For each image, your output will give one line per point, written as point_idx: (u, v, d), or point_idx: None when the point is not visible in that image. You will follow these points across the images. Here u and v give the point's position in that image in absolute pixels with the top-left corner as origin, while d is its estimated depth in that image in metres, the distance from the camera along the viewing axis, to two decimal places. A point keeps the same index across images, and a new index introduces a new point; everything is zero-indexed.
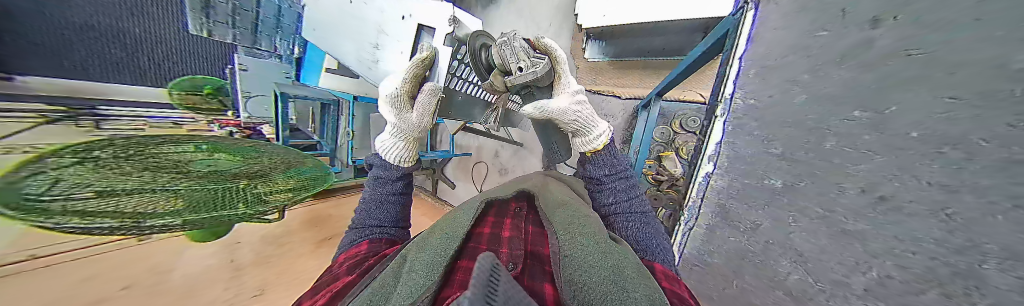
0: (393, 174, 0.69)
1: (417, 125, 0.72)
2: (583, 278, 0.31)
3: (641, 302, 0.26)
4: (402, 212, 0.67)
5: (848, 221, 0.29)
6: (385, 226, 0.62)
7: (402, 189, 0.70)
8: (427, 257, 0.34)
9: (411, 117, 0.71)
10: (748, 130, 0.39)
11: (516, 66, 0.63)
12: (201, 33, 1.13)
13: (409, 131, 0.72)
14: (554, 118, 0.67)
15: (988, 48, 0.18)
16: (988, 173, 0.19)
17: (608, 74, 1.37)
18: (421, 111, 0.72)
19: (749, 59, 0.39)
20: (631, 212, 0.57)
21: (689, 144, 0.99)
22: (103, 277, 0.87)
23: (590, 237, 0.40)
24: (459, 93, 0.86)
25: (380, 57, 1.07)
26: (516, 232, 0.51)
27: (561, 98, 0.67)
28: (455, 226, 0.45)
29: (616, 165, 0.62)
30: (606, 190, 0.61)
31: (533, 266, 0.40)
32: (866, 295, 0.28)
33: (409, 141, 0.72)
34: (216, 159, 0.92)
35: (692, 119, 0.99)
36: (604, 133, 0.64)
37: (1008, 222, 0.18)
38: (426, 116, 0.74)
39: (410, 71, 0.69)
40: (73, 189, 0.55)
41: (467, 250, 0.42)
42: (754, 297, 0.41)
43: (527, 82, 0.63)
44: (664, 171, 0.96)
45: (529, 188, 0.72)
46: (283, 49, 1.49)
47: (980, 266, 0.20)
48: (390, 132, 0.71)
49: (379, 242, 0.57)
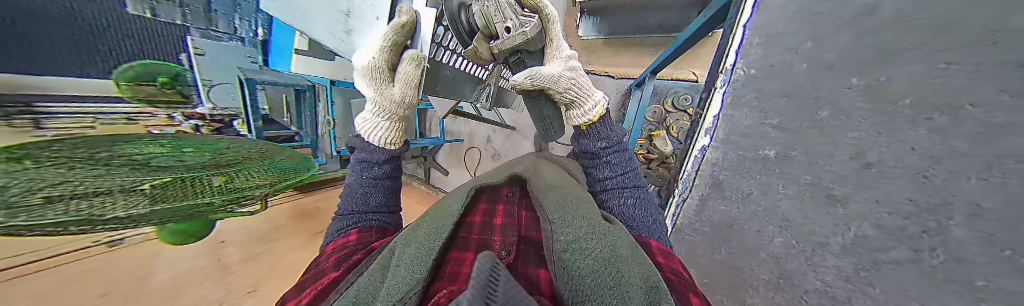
0: (379, 162, 0.66)
1: (400, 100, 0.68)
2: (576, 264, 0.32)
3: (635, 281, 0.28)
4: (389, 197, 0.65)
5: (834, 186, 0.30)
6: (375, 213, 0.61)
7: (390, 175, 0.67)
8: (413, 249, 0.34)
9: (394, 92, 0.68)
10: (746, 101, 0.38)
11: (502, 26, 0.56)
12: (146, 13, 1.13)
13: (394, 108, 0.68)
14: (550, 86, 0.64)
15: (989, 12, 0.18)
16: (965, 137, 0.20)
17: (602, 53, 1.34)
18: (403, 86, 0.67)
19: (754, 25, 0.35)
20: (625, 188, 0.58)
21: (680, 122, 1.00)
22: (75, 285, 0.82)
23: (581, 217, 0.41)
24: (449, 66, 0.78)
25: (353, 27, 0.93)
26: (508, 219, 0.52)
27: (552, 64, 0.65)
28: (445, 216, 0.44)
29: (613, 137, 0.63)
30: (602, 165, 0.61)
31: (525, 252, 0.43)
32: (843, 253, 0.31)
33: (395, 119, 0.69)
34: (182, 154, 0.85)
35: (683, 98, 1.00)
36: (598, 104, 0.63)
37: (981, 183, 0.20)
38: (410, 90, 0.68)
39: (387, 39, 0.64)
40: (16, 192, 0.49)
41: (457, 245, 0.42)
42: (740, 260, 0.44)
43: (515, 45, 0.58)
44: (653, 150, 0.99)
45: (522, 172, 0.71)
46: (243, 34, 1.38)
47: (948, 223, 0.22)
48: (375, 109, 0.67)
49: (370, 229, 0.57)
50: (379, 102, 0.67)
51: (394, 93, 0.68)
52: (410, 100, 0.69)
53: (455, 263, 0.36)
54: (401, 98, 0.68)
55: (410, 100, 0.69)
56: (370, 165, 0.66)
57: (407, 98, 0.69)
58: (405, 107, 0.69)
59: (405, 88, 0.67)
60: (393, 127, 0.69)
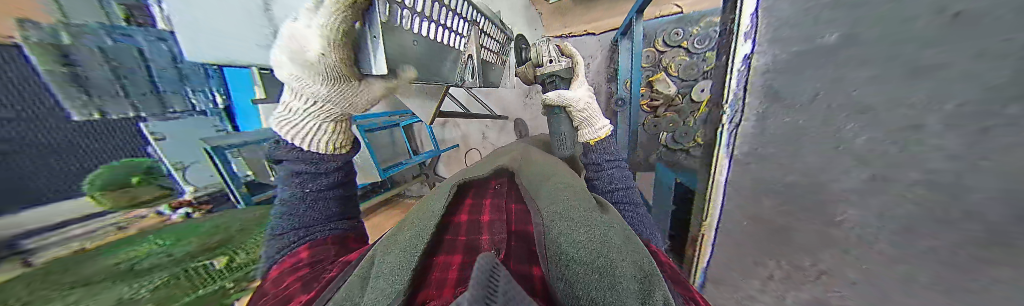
0: (320, 174, 0.58)
1: (356, 99, 0.53)
2: (571, 254, 0.29)
3: (627, 271, 0.26)
4: (336, 206, 0.61)
5: None
6: (329, 224, 0.58)
7: (338, 183, 0.61)
8: (394, 256, 0.29)
9: (354, 91, 0.51)
10: None
11: (548, 59, 0.84)
12: (87, 114, 0.89)
13: (348, 103, 0.53)
14: (572, 105, 0.84)
15: None
16: None
17: (576, 12, 1.26)
18: (366, 84, 0.51)
19: None
20: (629, 200, 0.63)
21: (677, 59, 0.96)
22: None
23: (575, 207, 0.39)
24: (408, 34, 0.48)
25: None
26: (495, 215, 0.46)
27: (578, 88, 0.88)
28: (422, 222, 0.36)
29: (614, 154, 0.78)
30: (605, 179, 0.71)
31: (517, 248, 0.36)
32: None
33: (346, 112, 0.55)
34: (177, 248, 1.20)
35: (674, 33, 0.94)
36: (603, 127, 0.82)
37: None
38: (371, 96, 0.54)
39: (333, 29, 0.41)
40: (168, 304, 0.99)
41: (440, 248, 0.35)
42: None
43: (552, 71, 0.84)
44: (657, 95, 0.96)
45: (508, 163, 0.67)
46: (199, 106, 1.17)
47: None
48: (319, 98, 0.50)
49: (328, 240, 0.55)
50: (329, 95, 0.50)
51: (352, 92, 0.51)
52: (366, 97, 0.54)
53: (439, 265, 0.31)
54: (360, 97, 0.53)
55: (368, 98, 0.54)
56: (308, 178, 0.57)
57: (368, 93, 0.53)
58: (361, 104, 0.55)
59: (367, 86, 0.52)
60: (343, 117, 0.56)
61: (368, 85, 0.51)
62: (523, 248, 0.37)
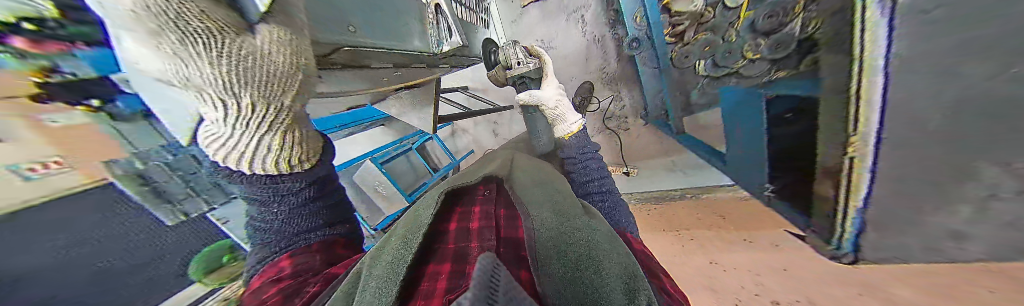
0: (286, 178, 0.27)
1: (279, 82, 0.24)
2: (550, 265, 0.23)
3: (613, 271, 0.22)
4: (331, 212, 0.33)
5: None
6: (318, 232, 0.31)
7: (332, 184, 0.32)
8: (381, 270, 0.24)
9: (260, 66, 0.21)
10: None
11: (517, 61, 0.69)
12: (177, 219, 0.54)
13: (268, 98, 0.23)
14: (542, 105, 0.69)
15: None
16: None
17: None
18: (264, 41, 0.21)
19: None
20: (603, 191, 0.55)
21: None
22: None
23: (566, 215, 0.34)
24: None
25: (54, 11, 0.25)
26: (484, 220, 0.35)
27: (547, 86, 0.71)
28: (408, 232, 0.32)
29: (590, 147, 0.68)
30: (581, 170, 0.60)
31: (506, 251, 0.27)
32: None
33: (285, 116, 0.25)
34: None
35: None
36: (575, 122, 0.73)
37: None
38: (288, 60, 0.23)
39: None
40: None
41: (432, 252, 0.29)
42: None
43: (518, 72, 0.69)
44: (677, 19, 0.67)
45: (497, 171, 0.53)
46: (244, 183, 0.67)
47: None
48: (220, 118, 0.22)
49: (317, 248, 0.29)
50: (225, 100, 0.21)
51: (255, 68, 0.21)
52: (294, 72, 0.24)
53: (425, 276, 0.23)
54: (279, 75, 0.23)
55: (294, 70, 0.24)
56: (259, 182, 0.26)
57: (281, 58, 0.23)
58: (291, 86, 0.25)
59: (273, 42, 0.22)
60: (285, 135, 0.26)
61: (275, 43, 0.22)
62: (513, 252, 0.26)
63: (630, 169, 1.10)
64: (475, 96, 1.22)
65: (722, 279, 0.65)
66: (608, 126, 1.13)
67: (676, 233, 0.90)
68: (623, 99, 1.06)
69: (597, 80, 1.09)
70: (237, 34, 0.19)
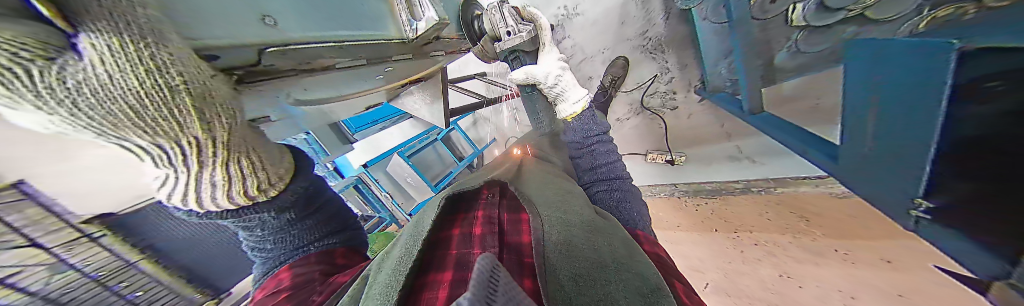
0: (253, 212, 0.24)
1: (176, 117, 0.13)
2: (562, 269, 0.24)
3: (626, 276, 0.23)
4: (324, 226, 0.32)
5: None
6: (315, 244, 0.31)
7: (319, 201, 0.30)
8: (386, 275, 0.23)
9: (119, 101, 0.11)
10: None
11: (506, 30, 0.61)
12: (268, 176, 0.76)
13: (175, 137, 0.14)
14: (540, 83, 0.67)
15: None
16: None
17: None
18: (112, 59, 0.10)
19: None
20: (612, 178, 0.53)
21: None
22: None
23: (577, 218, 0.34)
24: None
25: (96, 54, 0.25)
26: (488, 225, 0.33)
27: (545, 59, 0.69)
28: (409, 239, 0.30)
29: (597, 128, 0.63)
30: (585, 155, 0.59)
31: (507, 265, 0.27)
32: None
33: (219, 150, 0.17)
34: None
35: None
36: (580, 99, 0.67)
37: None
38: (180, 48, 0.12)
39: None
40: None
41: (433, 260, 0.27)
42: None
43: (513, 46, 0.62)
44: None
45: (502, 173, 0.47)
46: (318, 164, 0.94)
47: None
48: (133, 153, 0.15)
49: (315, 258, 0.30)
50: (104, 139, 0.12)
51: (117, 105, 0.11)
52: (184, 96, 0.13)
53: (427, 285, 0.23)
54: (167, 108, 0.13)
55: (182, 92, 0.13)
56: (224, 219, 0.23)
57: (173, 78, 0.12)
58: (194, 117, 0.14)
59: (119, 60, 0.10)
60: (233, 169, 0.19)
61: (125, 58, 0.10)
62: (516, 260, 0.28)
63: (675, 157, 0.93)
64: (493, 82, 1.13)
65: (800, 298, 0.57)
66: (647, 106, 0.95)
67: (732, 235, 0.75)
68: (671, 70, 0.86)
69: (636, 49, 0.90)
70: (47, 58, 0.08)
